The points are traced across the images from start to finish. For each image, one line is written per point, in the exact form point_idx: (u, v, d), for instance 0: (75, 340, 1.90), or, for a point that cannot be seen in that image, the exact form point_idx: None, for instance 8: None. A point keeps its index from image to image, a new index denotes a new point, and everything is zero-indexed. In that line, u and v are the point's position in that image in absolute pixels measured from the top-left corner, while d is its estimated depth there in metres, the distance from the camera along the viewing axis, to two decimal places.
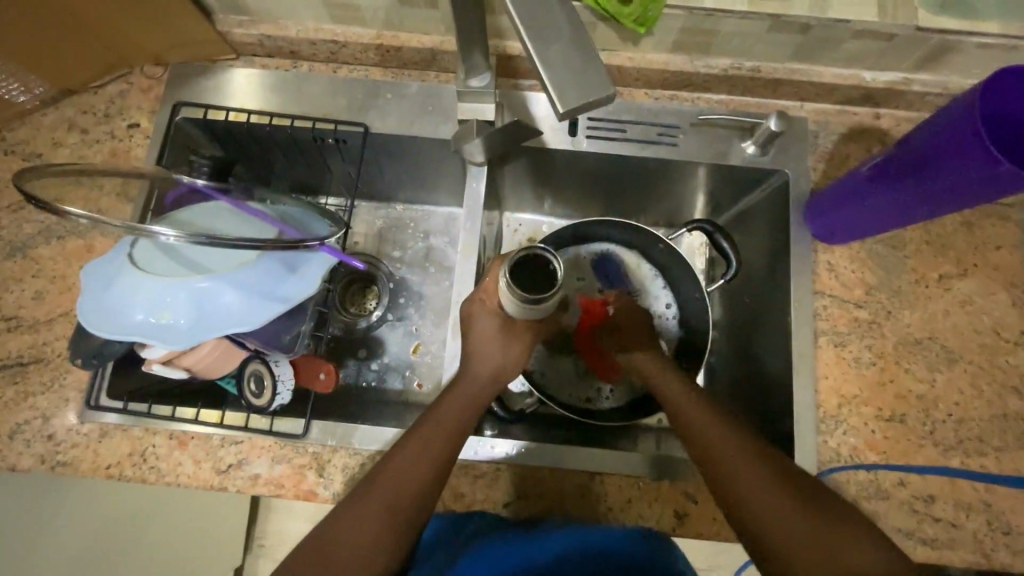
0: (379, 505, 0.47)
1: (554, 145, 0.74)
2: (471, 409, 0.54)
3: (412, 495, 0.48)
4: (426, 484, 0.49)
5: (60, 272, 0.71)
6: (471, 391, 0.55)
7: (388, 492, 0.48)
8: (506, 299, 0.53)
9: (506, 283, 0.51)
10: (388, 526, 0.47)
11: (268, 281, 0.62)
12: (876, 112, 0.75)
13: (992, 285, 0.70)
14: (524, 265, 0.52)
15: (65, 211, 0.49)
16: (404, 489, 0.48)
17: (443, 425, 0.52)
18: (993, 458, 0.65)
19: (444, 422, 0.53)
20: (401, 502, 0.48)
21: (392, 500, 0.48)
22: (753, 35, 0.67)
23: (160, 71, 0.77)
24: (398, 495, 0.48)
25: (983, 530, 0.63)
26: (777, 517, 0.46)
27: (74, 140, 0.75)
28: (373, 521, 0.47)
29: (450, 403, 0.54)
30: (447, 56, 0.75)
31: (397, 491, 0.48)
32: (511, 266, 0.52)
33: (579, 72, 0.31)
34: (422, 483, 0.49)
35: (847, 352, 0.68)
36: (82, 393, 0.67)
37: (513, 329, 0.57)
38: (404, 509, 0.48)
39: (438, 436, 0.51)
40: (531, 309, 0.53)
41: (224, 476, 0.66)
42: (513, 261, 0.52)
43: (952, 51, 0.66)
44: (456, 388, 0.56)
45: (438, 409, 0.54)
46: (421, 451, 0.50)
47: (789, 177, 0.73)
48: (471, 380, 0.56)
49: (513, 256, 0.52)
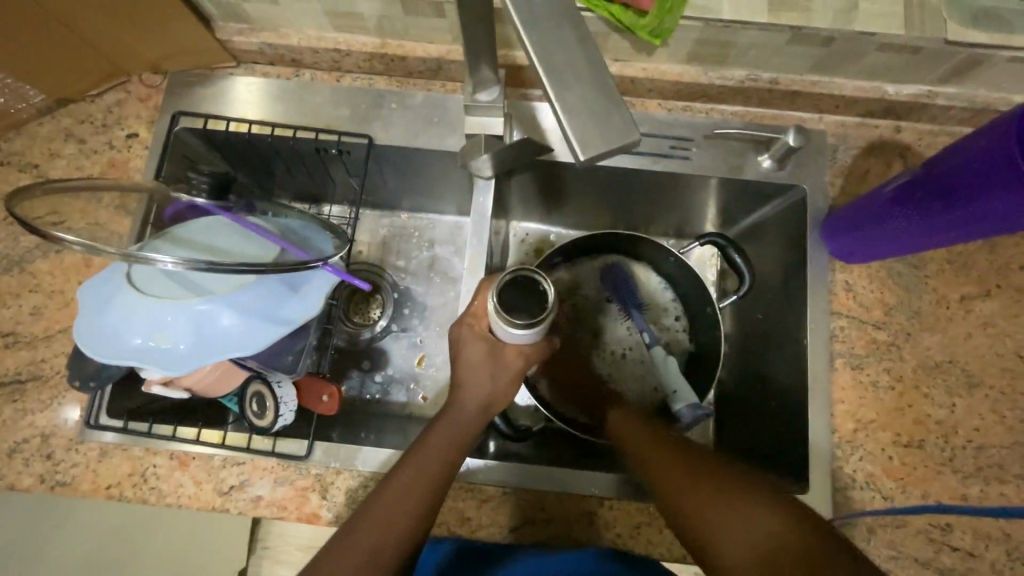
0: (375, 526, 0.46)
1: (563, 158, 0.72)
2: (472, 430, 0.53)
3: (411, 517, 0.47)
4: (429, 496, 0.48)
5: (57, 287, 0.69)
6: (478, 415, 0.54)
7: (387, 513, 0.47)
8: (494, 324, 0.50)
9: (493, 307, 0.49)
10: (385, 548, 0.46)
11: (270, 302, 0.60)
12: (897, 125, 0.72)
13: (1015, 307, 0.67)
14: (513, 288, 0.50)
15: (57, 238, 0.47)
16: (404, 512, 0.47)
17: (444, 442, 0.51)
18: (1014, 486, 0.63)
19: (444, 439, 0.51)
20: (401, 524, 0.47)
21: (390, 520, 0.47)
22: (772, 47, 0.64)
23: (158, 79, 0.75)
24: (397, 517, 0.47)
25: (1002, 561, 0.61)
26: (741, 516, 0.43)
27: (71, 150, 0.73)
28: (368, 543, 0.46)
29: (451, 420, 0.53)
30: (454, 66, 0.72)
31: (395, 514, 0.47)
32: (499, 289, 0.50)
33: (601, 117, 0.30)
34: (425, 496, 0.48)
35: (864, 375, 0.66)
36: (81, 410, 0.66)
37: None
38: (402, 532, 0.47)
39: (438, 453, 0.50)
40: (528, 334, 0.49)
41: (225, 498, 0.65)
42: (502, 285, 0.50)
43: (980, 64, 0.63)
44: (460, 407, 0.53)
45: (438, 425, 0.52)
46: (420, 470, 0.49)
47: (807, 193, 0.70)
48: (477, 408, 0.53)
49: (501, 279, 0.50)
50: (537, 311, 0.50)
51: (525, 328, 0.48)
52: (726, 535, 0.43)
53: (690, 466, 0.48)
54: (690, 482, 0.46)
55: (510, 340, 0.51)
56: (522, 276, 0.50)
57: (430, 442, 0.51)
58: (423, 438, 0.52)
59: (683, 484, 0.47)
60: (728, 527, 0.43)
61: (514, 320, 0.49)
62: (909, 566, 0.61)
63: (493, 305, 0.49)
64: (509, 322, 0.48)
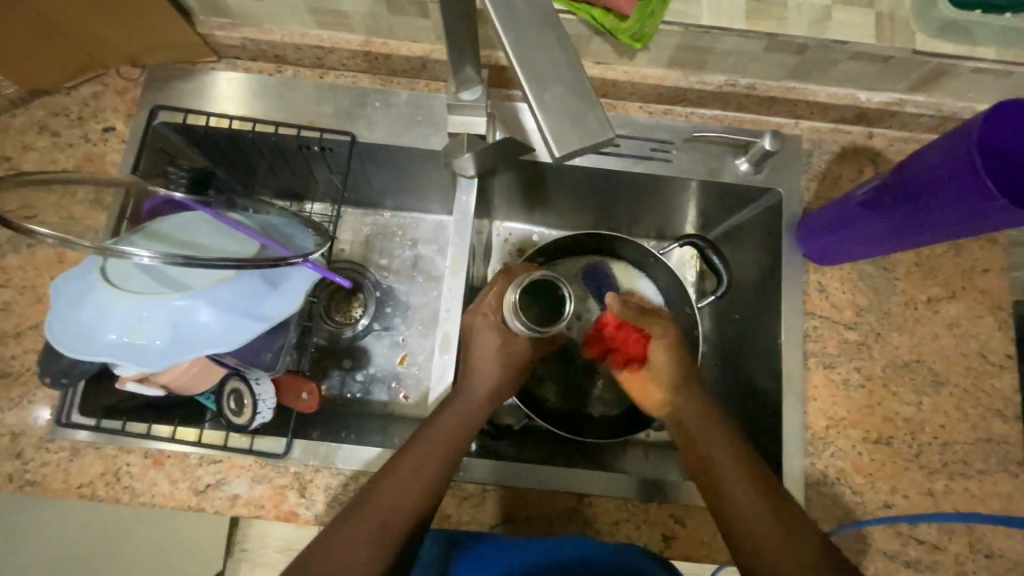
0: (378, 515, 0.45)
1: (545, 158, 0.73)
2: (471, 424, 0.52)
3: (411, 507, 0.46)
4: (429, 491, 0.47)
5: (28, 282, 0.68)
6: (474, 407, 0.53)
7: (390, 503, 0.46)
8: (506, 316, 0.53)
9: (514, 301, 0.52)
10: (385, 540, 0.44)
11: (248, 299, 0.60)
12: (869, 132, 0.74)
13: (979, 308, 0.70)
14: (535, 289, 0.54)
15: (29, 230, 0.47)
16: (407, 500, 0.46)
17: (446, 436, 0.51)
18: (976, 481, 0.65)
19: (445, 433, 0.51)
20: (401, 514, 0.46)
21: (393, 510, 0.46)
22: (750, 54, 0.66)
23: (137, 73, 0.74)
24: (398, 507, 0.46)
25: (965, 553, 0.63)
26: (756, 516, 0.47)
27: (45, 143, 0.72)
28: (372, 532, 0.44)
29: (450, 413, 0.52)
30: (438, 65, 0.73)
31: (398, 503, 0.46)
32: (523, 285, 0.53)
33: (578, 117, 0.30)
34: (426, 490, 0.47)
35: (836, 374, 0.68)
36: (52, 408, 0.65)
37: (498, 352, 0.56)
38: (403, 525, 0.45)
39: (442, 445, 0.50)
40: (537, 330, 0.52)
41: (202, 496, 0.64)
42: (524, 285, 0.53)
43: (947, 74, 0.65)
44: (458, 400, 0.53)
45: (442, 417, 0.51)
46: (424, 461, 0.48)
47: (782, 196, 0.72)
48: (465, 401, 0.53)
49: (524, 280, 0.53)
50: (548, 320, 0.54)
51: (535, 332, 0.52)
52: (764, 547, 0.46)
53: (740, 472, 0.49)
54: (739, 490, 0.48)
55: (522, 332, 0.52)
56: (544, 279, 0.53)
57: (432, 435, 0.50)
58: (422, 433, 0.51)
59: (734, 490, 0.49)
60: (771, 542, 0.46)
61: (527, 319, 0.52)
62: (877, 559, 0.63)
63: (513, 299, 0.53)
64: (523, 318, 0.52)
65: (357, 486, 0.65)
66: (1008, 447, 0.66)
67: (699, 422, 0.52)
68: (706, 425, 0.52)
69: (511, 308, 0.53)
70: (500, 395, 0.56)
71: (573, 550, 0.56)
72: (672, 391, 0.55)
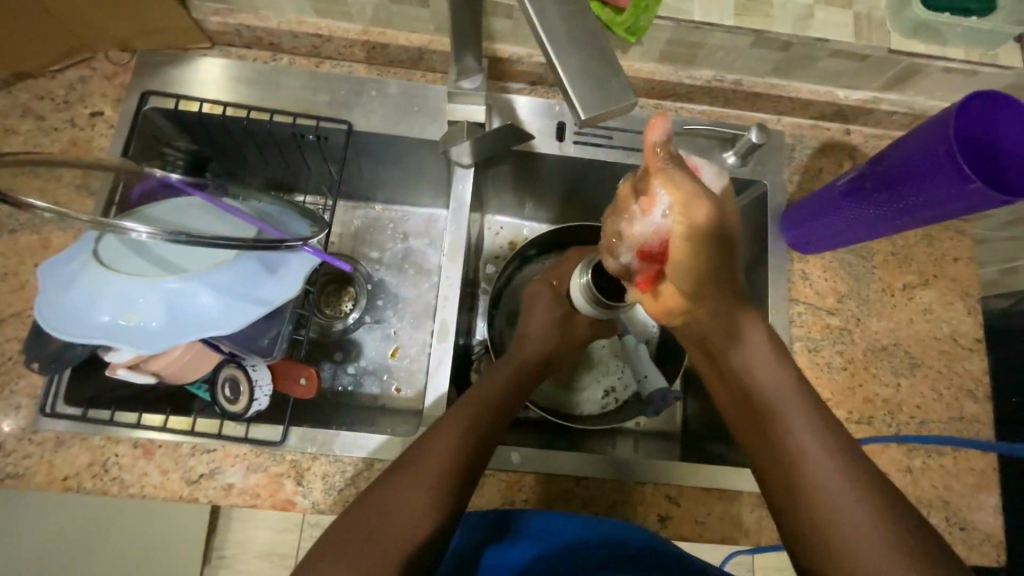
0: (413, 498, 0.44)
1: (542, 150, 0.74)
2: (501, 404, 0.53)
3: (448, 481, 0.46)
4: (466, 463, 0.47)
5: (10, 269, 0.65)
6: (500, 387, 0.54)
7: (425, 481, 0.45)
8: (575, 293, 0.57)
9: (587, 283, 0.55)
10: (423, 516, 0.44)
11: (245, 282, 0.59)
12: (847, 129, 0.78)
13: (950, 294, 0.74)
14: (601, 269, 0.57)
15: (27, 203, 0.47)
16: (446, 472, 0.46)
17: (472, 412, 0.50)
18: (951, 457, 0.69)
19: (471, 409, 0.51)
20: (441, 489, 0.45)
21: (426, 489, 0.45)
22: (737, 50, 0.69)
23: (126, 58, 0.73)
24: (434, 483, 0.45)
25: (943, 526, 0.66)
26: (790, 477, 0.42)
27: (28, 127, 0.70)
28: (411, 512, 0.44)
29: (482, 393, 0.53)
30: (436, 56, 0.74)
31: (431, 479, 0.45)
32: (592, 265, 0.57)
33: (602, 82, 0.32)
34: (464, 464, 0.47)
35: (820, 357, 0.71)
36: (35, 399, 0.63)
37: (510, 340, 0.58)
38: (445, 500, 0.45)
39: (473, 419, 0.50)
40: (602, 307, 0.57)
41: (194, 487, 0.62)
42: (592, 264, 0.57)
43: (917, 73, 0.69)
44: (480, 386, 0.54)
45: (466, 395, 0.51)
46: (454, 438, 0.48)
47: (766, 189, 0.75)
48: (489, 387, 0.53)
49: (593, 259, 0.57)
50: (614, 296, 0.57)
51: (602, 307, 0.56)
52: (818, 548, 0.40)
53: (783, 454, 0.43)
54: (784, 478, 0.43)
55: (585, 305, 0.58)
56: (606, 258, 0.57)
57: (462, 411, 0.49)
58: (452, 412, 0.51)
59: (779, 474, 0.43)
60: (840, 537, 0.39)
61: (596, 296, 0.56)
62: None
63: (584, 279, 0.56)
64: (592, 295, 0.56)
65: (355, 473, 0.64)
66: (979, 425, 0.70)
67: (735, 374, 0.47)
68: (742, 380, 0.46)
69: (579, 285, 0.57)
70: (520, 378, 0.57)
71: (587, 527, 0.54)
72: (691, 298, 0.45)
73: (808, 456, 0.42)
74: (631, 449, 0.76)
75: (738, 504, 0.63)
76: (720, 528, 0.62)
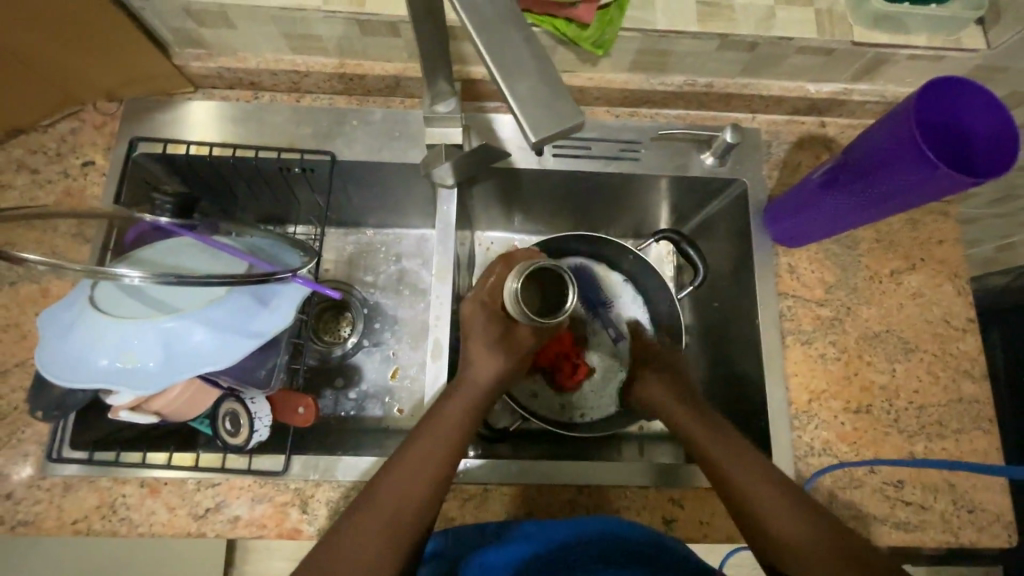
0: (381, 518, 0.45)
1: (522, 165, 0.76)
2: (474, 409, 0.54)
3: (432, 485, 0.48)
4: (437, 477, 0.49)
5: (12, 319, 0.67)
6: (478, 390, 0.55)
7: (416, 474, 0.48)
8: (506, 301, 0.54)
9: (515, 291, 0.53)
10: (411, 517, 0.46)
11: (238, 316, 0.60)
12: (821, 121, 0.79)
13: (938, 277, 0.74)
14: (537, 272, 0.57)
15: (21, 258, 0.48)
16: (416, 486, 0.48)
17: (444, 425, 0.52)
18: (953, 440, 0.68)
19: (453, 409, 0.53)
20: (420, 494, 0.47)
21: (397, 502, 0.46)
22: (705, 54, 0.70)
23: (113, 107, 0.75)
24: (425, 477, 0.48)
25: (950, 510, 0.66)
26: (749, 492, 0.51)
27: (23, 181, 0.72)
28: (385, 527, 0.45)
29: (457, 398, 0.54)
30: (411, 82, 0.76)
31: (407, 489, 0.47)
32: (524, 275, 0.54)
33: (551, 105, 0.33)
34: (435, 477, 0.49)
35: (814, 349, 0.71)
36: (43, 445, 0.64)
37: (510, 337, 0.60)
38: (419, 512, 0.47)
39: (446, 431, 0.51)
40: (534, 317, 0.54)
41: (202, 521, 0.63)
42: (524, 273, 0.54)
43: (885, 62, 0.70)
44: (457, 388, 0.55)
45: (446, 401, 0.53)
46: (426, 452, 0.50)
47: (747, 186, 0.76)
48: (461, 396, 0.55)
49: (522, 268, 0.53)
50: (542, 308, 0.56)
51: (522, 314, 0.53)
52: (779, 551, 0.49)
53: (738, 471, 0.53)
54: (740, 507, 0.52)
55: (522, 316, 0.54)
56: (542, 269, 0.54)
57: (432, 427, 0.51)
58: (433, 412, 0.53)
59: (738, 500, 0.52)
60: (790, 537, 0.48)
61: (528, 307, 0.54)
62: (868, 523, 0.65)
63: (517, 286, 0.53)
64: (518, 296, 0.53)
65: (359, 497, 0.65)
66: (979, 405, 0.70)
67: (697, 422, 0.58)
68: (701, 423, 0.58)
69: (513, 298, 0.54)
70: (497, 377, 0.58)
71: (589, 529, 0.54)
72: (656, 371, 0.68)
73: (760, 481, 0.52)
74: (636, 454, 0.76)
75: None
76: (726, 527, 0.62)
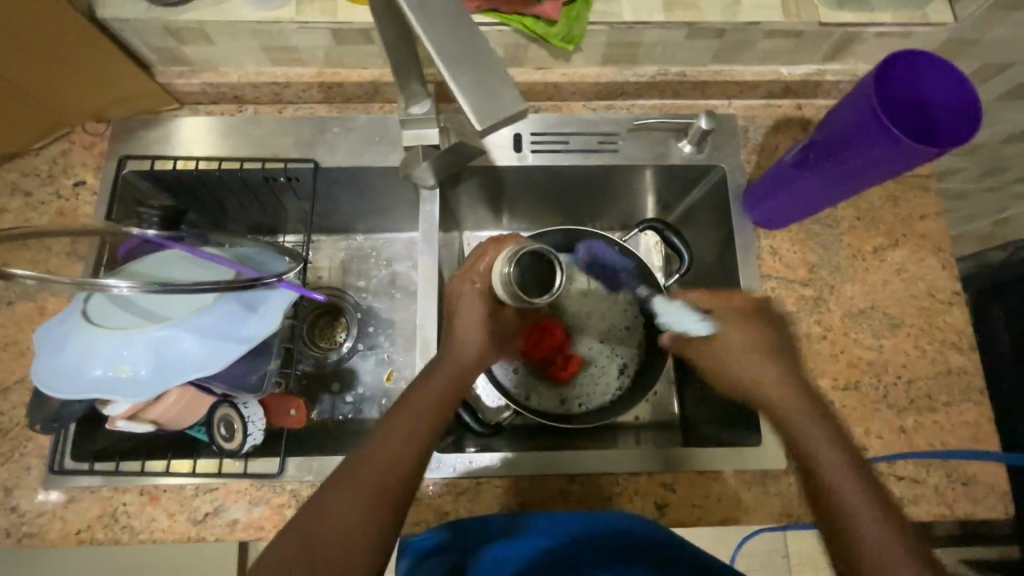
0: (360, 495, 0.46)
1: (501, 162, 0.77)
2: (454, 390, 0.54)
3: (410, 463, 0.49)
4: (415, 455, 0.49)
5: (11, 338, 0.69)
6: (457, 374, 0.56)
7: (395, 453, 0.48)
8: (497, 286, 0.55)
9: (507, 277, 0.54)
10: (388, 497, 0.47)
11: (227, 323, 0.61)
12: (798, 104, 0.79)
13: (921, 251, 0.74)
14: (524, 262, 0.55)
15: (11, 274, 0.50)
16: (393, 464, 0.48)
17: (421, 404, 0.52)
18: (943, 413, 0.68)
19: (432, 390, 0.53)
20: (398, 471, 0.48)
21: (374, 479, 0.47)
22: (674, 43, 0.71)
23: (102, 127, 0.77)
24: (404, 457, 0.48)
25: (944, 483, 0.66)
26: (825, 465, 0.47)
27: (17, 204, 0.74)
28: (362, 505, 0.46)
29: (436, 379, 0.55)
30: (389, 87, 0.77)
31: (382, 467, 0.47)
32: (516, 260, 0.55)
33: (494, 94, 0.34)
34: (413, 455, 0.49)
35: (799, 329, 0.72)
36: (44, 459, 0.66)
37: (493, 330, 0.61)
38: (397, 491, 0.47)
39: (424, 410, 0.52)
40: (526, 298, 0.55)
41: (201, 526, 0.64)
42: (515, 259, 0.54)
43: (854, 41, 0.71)
44: (437, 369, 0.56)
45: (424, 382, 0.54)
46: (404, 431, 0.50)
47: (726, 172, 0.76)
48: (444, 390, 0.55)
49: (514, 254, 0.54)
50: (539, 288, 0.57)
51: (522, 302, 0.56)
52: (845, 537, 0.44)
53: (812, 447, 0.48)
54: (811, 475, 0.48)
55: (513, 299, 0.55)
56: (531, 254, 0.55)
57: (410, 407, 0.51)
58: (414, 390, 0.54)
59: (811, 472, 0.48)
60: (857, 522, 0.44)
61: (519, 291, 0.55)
62: None
63: (507, 273, 0.54)
64: (513, 293, 0.54)
65: None
66: (968, 377, 0.70)
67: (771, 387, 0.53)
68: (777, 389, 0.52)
69: (505, 282, 0.55)
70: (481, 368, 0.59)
71: (588, 523, 0.55)
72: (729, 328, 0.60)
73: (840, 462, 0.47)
74: (631, 442, 0.76)
75: (734, 485, 0.63)
76: (719, 509, 0.63)
